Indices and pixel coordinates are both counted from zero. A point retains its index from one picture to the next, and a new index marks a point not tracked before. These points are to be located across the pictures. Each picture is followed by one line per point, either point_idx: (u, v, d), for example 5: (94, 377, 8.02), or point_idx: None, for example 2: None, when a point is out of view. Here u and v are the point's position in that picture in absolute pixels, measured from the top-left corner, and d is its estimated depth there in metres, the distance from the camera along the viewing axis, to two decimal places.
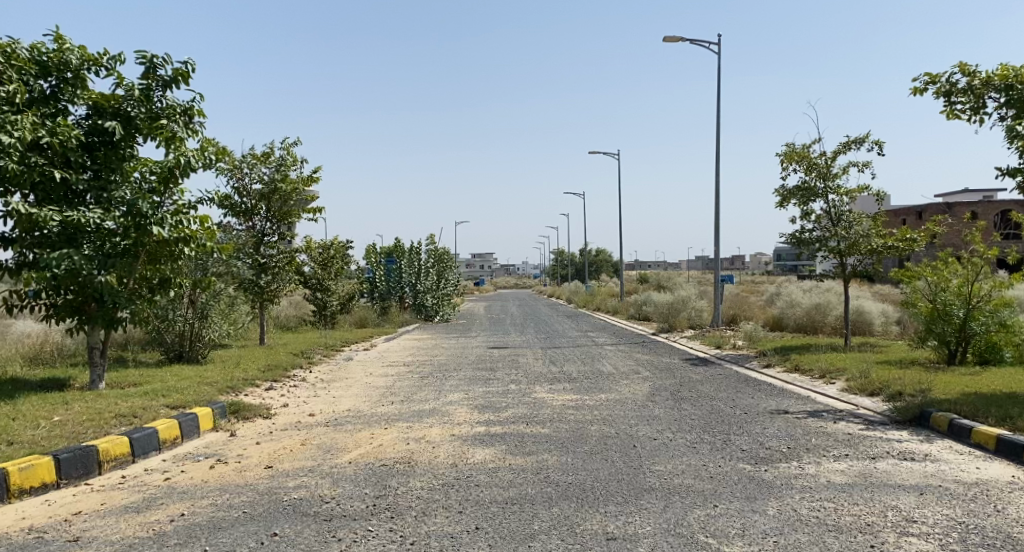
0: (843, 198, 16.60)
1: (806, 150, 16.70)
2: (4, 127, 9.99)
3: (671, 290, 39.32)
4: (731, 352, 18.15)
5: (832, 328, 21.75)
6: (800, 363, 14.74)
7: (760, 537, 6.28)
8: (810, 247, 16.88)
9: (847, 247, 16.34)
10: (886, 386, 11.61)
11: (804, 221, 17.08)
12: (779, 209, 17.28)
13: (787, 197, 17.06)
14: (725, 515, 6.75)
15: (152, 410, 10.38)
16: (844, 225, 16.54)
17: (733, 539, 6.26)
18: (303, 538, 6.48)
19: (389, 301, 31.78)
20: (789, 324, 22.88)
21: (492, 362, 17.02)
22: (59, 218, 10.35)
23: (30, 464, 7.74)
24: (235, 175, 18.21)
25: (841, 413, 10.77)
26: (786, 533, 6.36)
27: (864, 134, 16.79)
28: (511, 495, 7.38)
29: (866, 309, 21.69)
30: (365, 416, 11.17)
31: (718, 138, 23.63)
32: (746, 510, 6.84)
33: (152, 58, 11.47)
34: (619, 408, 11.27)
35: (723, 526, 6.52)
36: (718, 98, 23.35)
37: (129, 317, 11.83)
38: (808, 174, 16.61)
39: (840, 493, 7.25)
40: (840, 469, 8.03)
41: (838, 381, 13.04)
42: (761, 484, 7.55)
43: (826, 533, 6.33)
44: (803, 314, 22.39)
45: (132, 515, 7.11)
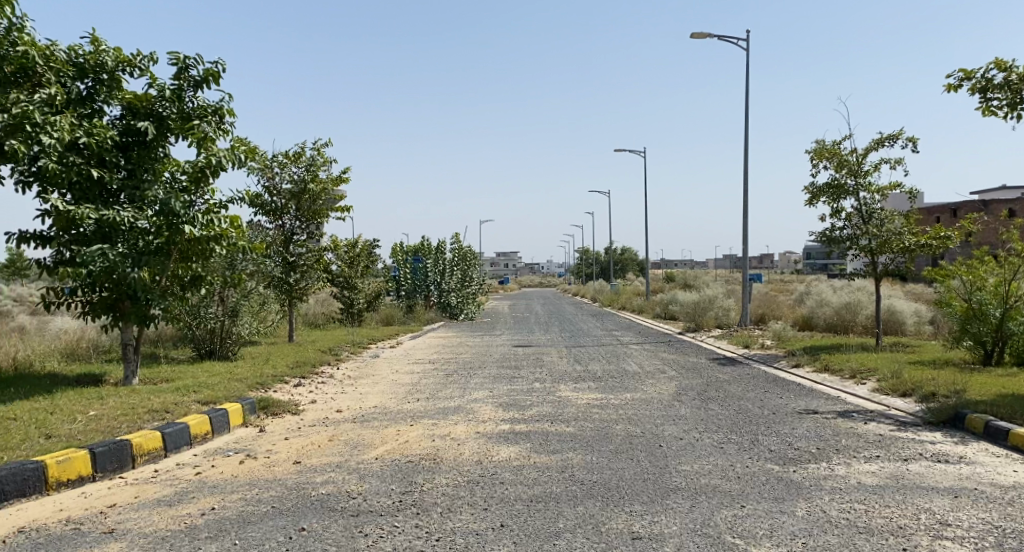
0: (875, 196, 16.46)
1: (837, 147, 16.58)
2: (43, 128, 10.17)
3: (697, 289, 39.10)
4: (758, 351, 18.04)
5: (862, 328, 21.56)
6: (830, 363, 14.63)
7: (789, 538, 6.27)
8: (840, 245, 16.78)
9: (878, 245, 16.19)
10: (919, 386, 11.52)
11: (834, 219, 16.94)
12: (809, 206, 17.15)
13: (817, 194, 16.94)
14: (753, 516, 6.75)
15: (183, 405, 10.51)
16: (876, 223, 16.40)
17: (761, 540, 6.25)
18: (331, 534, 6.55)
19: (414, 300, 31.94)
20: (819, 324, 22.70)
21: (517, 360, 17.06)
22: (95, 216, 10.55)
23: (67, 457, 7.89)
24: (265, 175, 18.38)
25: (872, 413, 10.71)
26: (816, 534, 6.34)
27: (896, 131, 16.62)
28: (536, 492, 7.41)
29: (898, 309, 21.47)
30: (391, 413, 11.24)
31: (747, 136, 23.54)
32: (775, 511, 6.83)
33: (183, 59, 11.62)
34: (646, 407, 11.25)
35: (751, 526, 6.52)
36: (747, 96, 23.27)
37: (161, 314, 11.98)
38: (838, 171, 16.48)
39: (872, 495, 7.21)
40: (872, 470, 7.98)
41: (869, 381, 12.96)
42: (790, 484, 7.54)
43: (857, 535, 6.31)
44: (833, 314, 22.22)
45: (164, 509, 7.22)
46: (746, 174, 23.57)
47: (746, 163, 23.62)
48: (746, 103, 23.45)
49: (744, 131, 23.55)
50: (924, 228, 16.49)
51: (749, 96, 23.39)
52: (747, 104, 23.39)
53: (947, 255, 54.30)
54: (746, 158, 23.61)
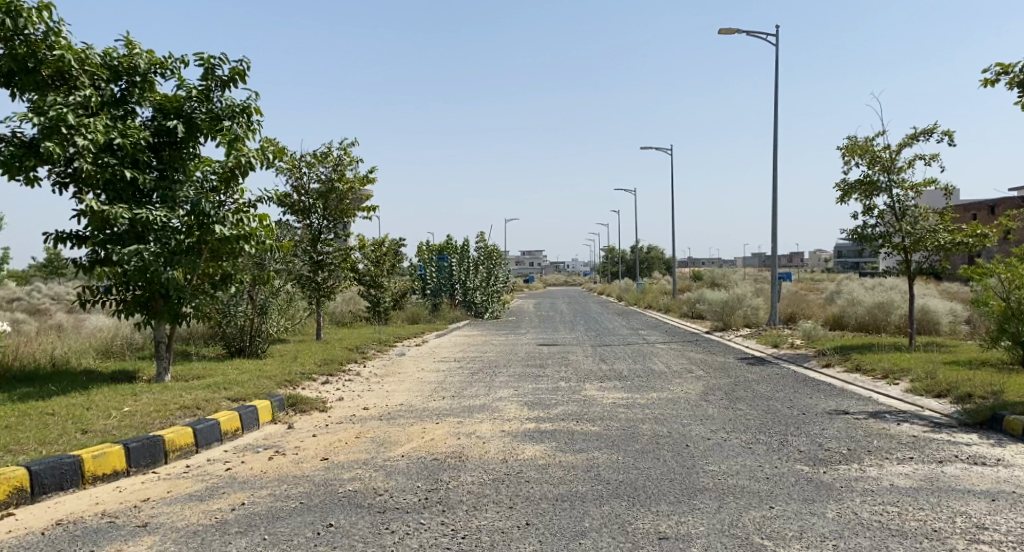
0: (909, 193, 16.35)
1: (869, 144, 16.49)
2: (78, 130, 10.42)
3: (724, 288, 38.91)
4: (786, 351, 17.98)
5: (895, 327, 21.39)
6: (861, 363, 14.57)
7: (819, 540, 6.31)
8: (872, 243, 16.67)
9: (912, 243, 16.07)
10: (954, 387, 11.46)
11: (866, 216, 16.85)
12: (839, 204, 17.08)
13: (849, 191, 16.86)
14: (782, 516, 6.80)
15: (214, 402, 10.72)
16: (909, 221, 16.30)
17: (790, 541, 6.30)
18: (358, 530, 6.68)
19: (439, 298, 32.15)
20: (851, 323, 22.55)
21: (542, 358, 17.15)
22: (128, 216, 10.79)
23: (103, 451, 8.10)
24: (294, 174, 18.60)
25: (905, 414, 10.67)
26: (847, 536, 6.38)
27: (931, 126, 16.48)
28: (562, 491, 7.50)
29: (931, 308, 21.29)
30: (417, 410, 11.39)
31: (776, 132, 23.46)
32: (804, 513, 6.87)
33: (211, 59, 11.83)
34: (673, 407, 11.30)
35: (780, 527, 6.57)
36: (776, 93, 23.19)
37: (193, 313, 12.19)
38: (871, 168, 16.39)
39: (905, 497, 7.22)
40: (904, 472, 7.98)
41: (902, 382, 12.90)
42: (820, 486, 7.57)
43: (889, 538, 6.34)
44: (865, 314, 22.07)
45: (196, 503, 7.40)
46: (775, 171, 23.47)
47: (775, 159, 23.52)
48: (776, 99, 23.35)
49: (774, 127, 23.46)
50: (960, 226, 16.35)
51: (779, 92, 23.31)
52: (776, 100, 23.29)
53: (983, 254, 54.02)
54: (775, 154, 23.52)
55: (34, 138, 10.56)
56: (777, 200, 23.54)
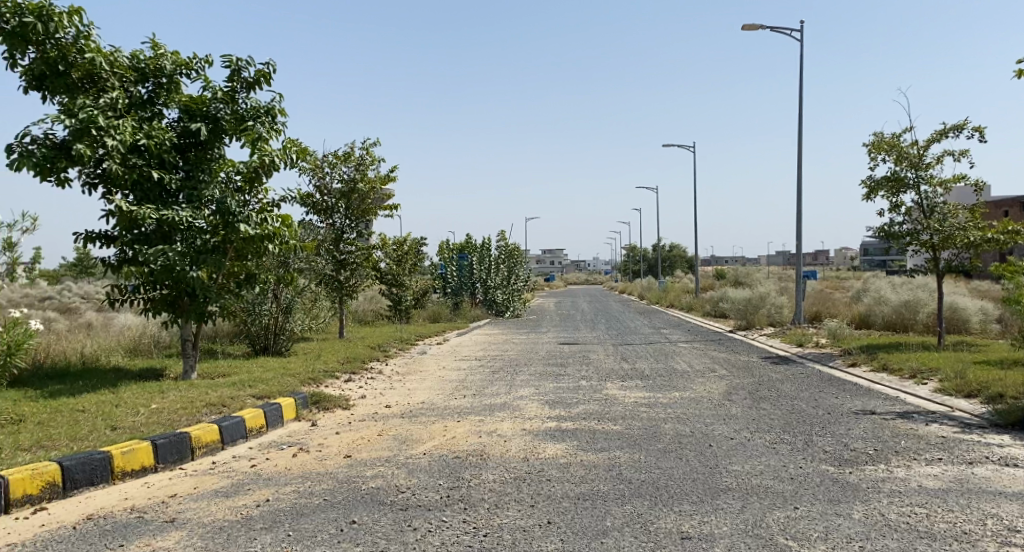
0: (937, 189, 16.24)
1: (896, 140, 16.39)
2: (107, 131, 10.58)
3: (748, 286, 38.74)
4: (812, 350, 17.89)
5: (923, 326, 21.22)
6: (887, 363, 14.49)
7: (845, 542, 6.32)
8: (899, 240, 16.57)
9: (941, 240, 15.96)
10: (985, 388, 11.38)
11: (893, 213, 16.75)
12: (865, 201, 16.99)
13: (875, 188, 16.77)
14: (807, 517, 6.81)
15: (239, 399, 10.87)
16: (938, 218, 16.16)
17: (815, 542, 6.32)
18: (380, 527, 6.77)
19: (460, 297, 32.29)
20: (877, 322, 22.40)
21: (563, 357, 17.21)
22: (156, 216, 10.95)
23: (132, 448, 8.24)
24: (316, 174, 18.77)
25: (933, 414, 10.62)
26: (874, 538, 6.38)
27: (961, 121, 16.35)
28: (583, 491, 7.55)
29: (961, 306, 21.09)
30: (439, 409, 11.46)
31: (800, 128, 23.35)
32: (830, 514, 6.87)
33: (237, 61, 11.98)
34: (696, 406, 11.32)
35: (805, 528, 6.59)
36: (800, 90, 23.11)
37: (218, 311, 12.33)
38: (898, 164, 16.29)
39: (933, 499, 7.20)
40: (932, 473, 7.96)
41: (930, 382, 12.82)
42: (845, 486, 7.57)
43: (917, 539, 6.34)
44: (892, 313, 21.91)
45: (222, 500, 7.52)
46: (800, 168, 23.37)
47: (800, 156, 23.42)
48: (801, 95, 23.26)
49: (798, 124, 23.35)
50: (990, 223, 16.19)
51: (803, 88, 23.22)
52: (800, 97, 23.19)
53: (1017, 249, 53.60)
54: (800, 150, 23.41)
55: (65, 139, 10.74)
56: (801, 198, 23.44)
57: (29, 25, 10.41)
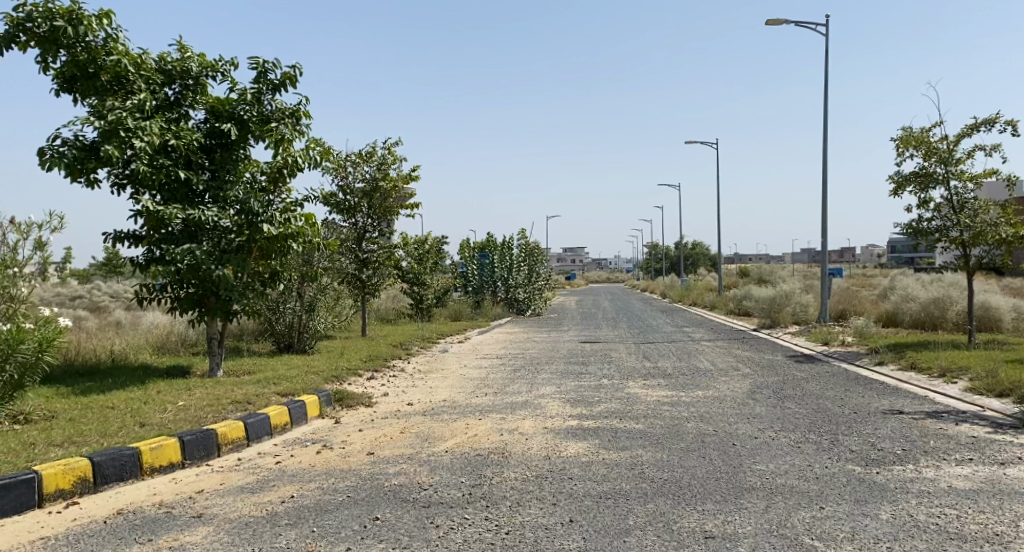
0: (968, 184, 16.11)
1: (925, 135, 16.27)
2: (135, 133, 10.75)
3: (771, 284, 38.54)
4: (839, 349, 17.79)
5: (953, 324, 21.05)
6: (916, 362, 14.40)
7: (872, 542, 6.33)
8: (927, 237, 16.47)
9: (971, 237, 15.84)
10: (1017, 387, 11.28)
11: (922, 209, 16.63)
12: (893, 197, 16.88)
13: (903, 184, 16.66)
14: (834, 517, 6.82)
15: (264, 397, 11.01)
16: (968, 214, 16.02)
17: (841, 542, 6.34)
18: (403, 524, 6.84)
19: (481, 295, 32.40)
20: (904, 320, 22.24)
21: (584, 355, 17.24)
22: (182, 216, 11.11)
23: (160, 444, 8.38)
24: (339, 174, 18.91)
25: (965, 414, 10.56)
26: (902, 539, 6.38)
27: (992, 116, 16.21)
28: (605, 489, 7.59)
29: (992, 305, 20.89)
30: (460, 407, 11.54)
31: (825, 124, 23.22)
32: (856, 514, 6.87)
33: (263, 63, 12.12)
34: (718, 405, 11.32)
35: (831, 528, 6.60)
36: (824, 85, 22.98)
37: (243, 310, 12.49)
38: (927, 159, 16.18)
39: (963, 500, 7.18)
40: (963, 473, 7.93)
41: (960, 381, 12.73)
42: (873, 487, 7.56)
43: (947, 541, 6.33)
44: (920, 310, 21.76)
45: (248, 495, 7.63)
46: (824, 164, 23.25)
47: (825, 152, 23.31)
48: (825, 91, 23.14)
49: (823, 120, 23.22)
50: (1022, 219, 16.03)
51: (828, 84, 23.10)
52: (826, 93, 23.06)
53: None
54: (824, 147, 23.30)
55: (94, 141, 10.92)
56: (826, 195, 23.32)
57: (60, 28, 10.59)
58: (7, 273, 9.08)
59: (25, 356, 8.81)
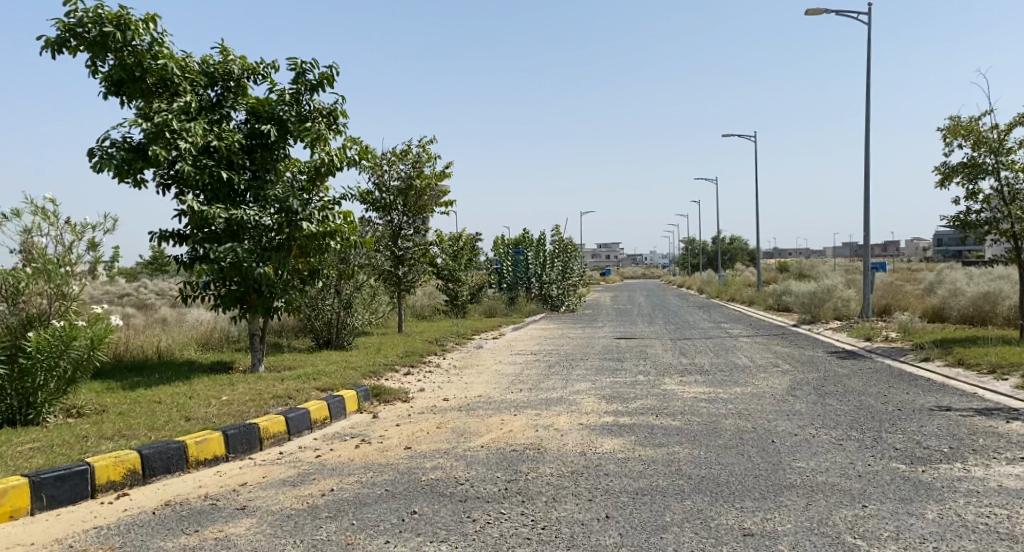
0: (1018, 175, 15.86)
1: (974, 124, 16.06)
2: (179, 135, 11.02)
3: (811, 279, 38.07)
4: (882, 345, 17.64)
5: (1004, 319, 20.72)
6: (964, 358, 14.24)
7: (918, 542, 6.33)
8: (976, 229, 16.30)
9: (1021, 229, 15.61)
10: None
11: (970, 200, 16.43)
12: (940, 188, 16.69)
13: (950, 174, 16.46)
14: (877, 516, 6.83)
15: (304, 392, 11.22)
16: (1018, 205, 15.81)
17: (885, 542, 6.34)
18: (440, 518, 6.98)
19: (515, 292, 32.57)
20: (951, 315, 21.96)
21: (620, 352, 17.26)
22: (225, 215, 11.37)
23: (204, 437, 8.61)
24: (376, 171, 19.13)
25: (1013, 412, 10.45)
26: (950, 539, 6.38)
27: None
28: (642, 486, 7.66)
29: None
30: (496, 402, 11.68)
31: (865, 115, 22.99)
32: (901, 513, 6.88)
33: (302, 64, 12.32)
34: (757, 402, 11.31)
35: (875, 527, 6.61)
36: (867, 76, 22.72)
37: (284, 306, 12.74)
38: (976, 149, 15.97)
39: (1012, 500, 7.15)
40: (1012, 472, 7.88)
41: (1010, 378, 12.57)
42: (918, 485, 7.54)
43: (997, 542, 6.32)
44: (968, 304, 21.47)
45: (289, 488, 7.82)
46: (865, 156, 23.03)
47: (866, 145, 23.09)
48: (866, 81, 22.89)
49: (864, 112, 23.00)
50: None
51: (869, 74, 22.85)
52: (867, 84, 22.82)
53: None
54: (866, 138, 23.08)
55: (141, 142, 11.20)
56: (868, 187, 23.10)
57: (108, 33, 10.85)
58: (60, 271, 9.34)
59: (78, 353, 9.10)
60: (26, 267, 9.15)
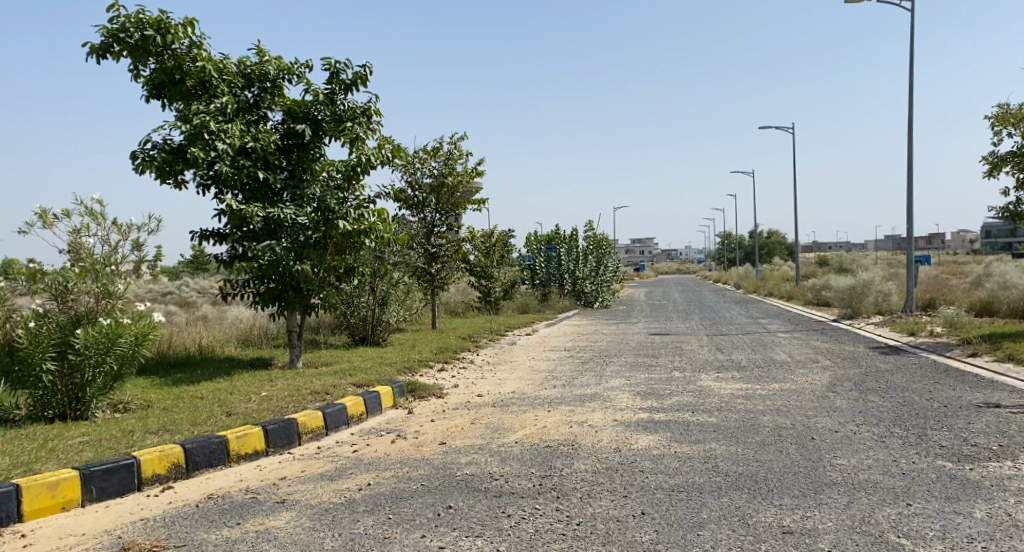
0: None
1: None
2: (217, 136, 11.25)
3: (851, 273, 37.52)
4: (928, 340, 17.42)
5: None
6: (1013, 353, 14.02)
7: (965, 542, 6.30)
8: None
9: None
10: None
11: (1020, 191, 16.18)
12: (988, 178, 16.47)
13: (999, 164, 16.23)
14: (923, 515, 6.80)
15: (342, 388, 11.40)
16: None
17: (931, 541, 6.31)
18: (475, 513, 7.08)
19: (548, 288, 32.64)
20: (1002, 309, 21.60)
21: (654, 348, 17.27)
22: (262, 214, 11.58)
23: (245, 432, 8.79)
24: (408, 170, 19.28)
25: None
26: (998, 539, 6.34)
27: None
28: (678, 482, 7.70)
29: None
30: (530, 399, 11.76)
31: (909, 105, 22.70)
32: (947, 511, 6.85)
33: (336, 64, 12.48)
34: (796, 398, 11.27)
35: (919, 526, 6.58)
36: (909, 66, 22.43)
37: (321, 303, 12.93)
38: None
39: None
40: None
41: None
42: (964, 484, 7.49)
43: None
44: (1018, 299, 21.09)
45: (327, 483, 7.96)
46: (907, 148, 22.76)
47: (908, 135, 22.80)
48: (909, 72, 22.59)
49: (907, 102, 22.71)
50: None
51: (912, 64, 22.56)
52: (910, 74, 22.53)
53: None
54: (908, 130, 22.80)
55: (181, 144, 11.44)
56: (910, 180, 22.82)
57: (149, 37, 11.08)
58: (107, 270, 9.58)
59: (124, 349, 9.34)
60: (75, 266, 9.40)
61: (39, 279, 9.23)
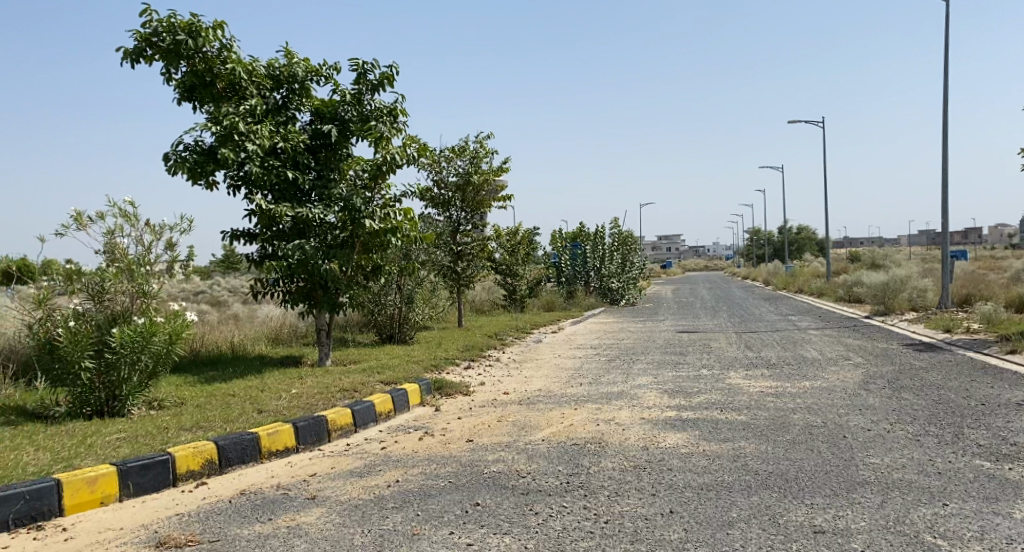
0: None
1: None
2: (247, 137, 11.37)
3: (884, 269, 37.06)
4: (963, 337, 17.20)
5: None
6: None
7: (1003, 542, 6.25)
8: None
9: None
10: None
11: None
12: None
13: None
14: (960, 515, 6.75)
15: (370, 385, 11.49)
16: None
17: (969, 542, 6.27)
18: (503, 510, 7.12)
19: (575, 286, 32.64)
20: None
21: (681, 346, 17.21)
22: (291, 213, 11.70)
23: (276, 430, 8.90)
24: (434, 169, 19.37)
25: None
26: None
27: None
28: (707, 481, 7.68)
29: None
30: (558, 396, 11.79)
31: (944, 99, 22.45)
32: (984, 512, 6.80)
33: (363, 65, 12.56)
34: (827, 396, 11.20)
35: (956, 527, 6.54)
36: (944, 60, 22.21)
37: (349, 302, 13.04)
38: None
39: None
40: None
41: None
42: (1002, 484, 7.41)
43: None
44: None
45: (356, 479, 8.04)
46: (942, 142, 22.52)
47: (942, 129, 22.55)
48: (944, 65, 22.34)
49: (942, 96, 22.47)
50: None
51: (947, 57, 22.29)
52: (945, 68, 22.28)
53: None
54: (943, 124, 22.55)
55: (212, 145, 11.59)
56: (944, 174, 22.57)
57: (180, 41, 11.23)
58: (142, 270, 9.73)
59: (158, 347, 9.49)
60: (111, 266, 9.57)
61: (76, 280, 9.42)
